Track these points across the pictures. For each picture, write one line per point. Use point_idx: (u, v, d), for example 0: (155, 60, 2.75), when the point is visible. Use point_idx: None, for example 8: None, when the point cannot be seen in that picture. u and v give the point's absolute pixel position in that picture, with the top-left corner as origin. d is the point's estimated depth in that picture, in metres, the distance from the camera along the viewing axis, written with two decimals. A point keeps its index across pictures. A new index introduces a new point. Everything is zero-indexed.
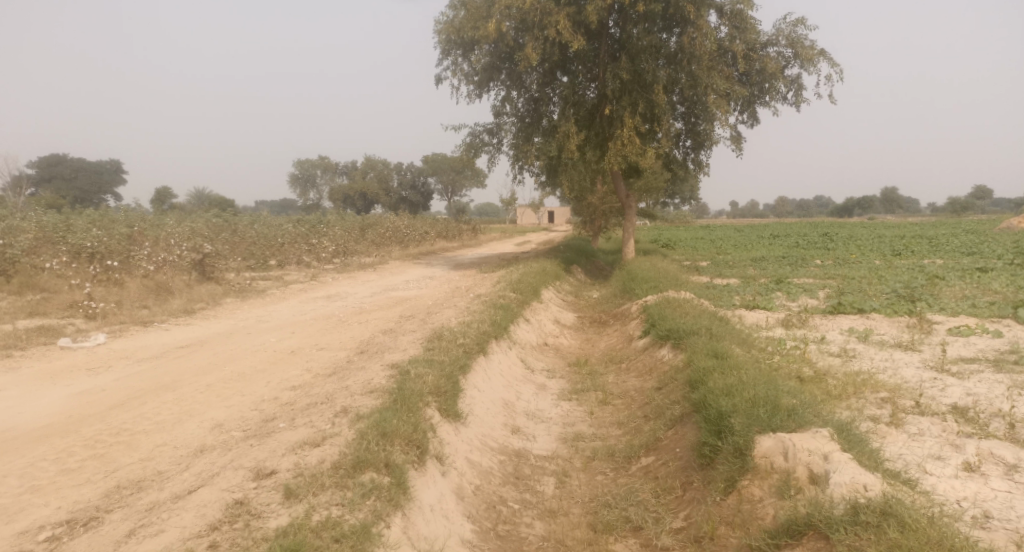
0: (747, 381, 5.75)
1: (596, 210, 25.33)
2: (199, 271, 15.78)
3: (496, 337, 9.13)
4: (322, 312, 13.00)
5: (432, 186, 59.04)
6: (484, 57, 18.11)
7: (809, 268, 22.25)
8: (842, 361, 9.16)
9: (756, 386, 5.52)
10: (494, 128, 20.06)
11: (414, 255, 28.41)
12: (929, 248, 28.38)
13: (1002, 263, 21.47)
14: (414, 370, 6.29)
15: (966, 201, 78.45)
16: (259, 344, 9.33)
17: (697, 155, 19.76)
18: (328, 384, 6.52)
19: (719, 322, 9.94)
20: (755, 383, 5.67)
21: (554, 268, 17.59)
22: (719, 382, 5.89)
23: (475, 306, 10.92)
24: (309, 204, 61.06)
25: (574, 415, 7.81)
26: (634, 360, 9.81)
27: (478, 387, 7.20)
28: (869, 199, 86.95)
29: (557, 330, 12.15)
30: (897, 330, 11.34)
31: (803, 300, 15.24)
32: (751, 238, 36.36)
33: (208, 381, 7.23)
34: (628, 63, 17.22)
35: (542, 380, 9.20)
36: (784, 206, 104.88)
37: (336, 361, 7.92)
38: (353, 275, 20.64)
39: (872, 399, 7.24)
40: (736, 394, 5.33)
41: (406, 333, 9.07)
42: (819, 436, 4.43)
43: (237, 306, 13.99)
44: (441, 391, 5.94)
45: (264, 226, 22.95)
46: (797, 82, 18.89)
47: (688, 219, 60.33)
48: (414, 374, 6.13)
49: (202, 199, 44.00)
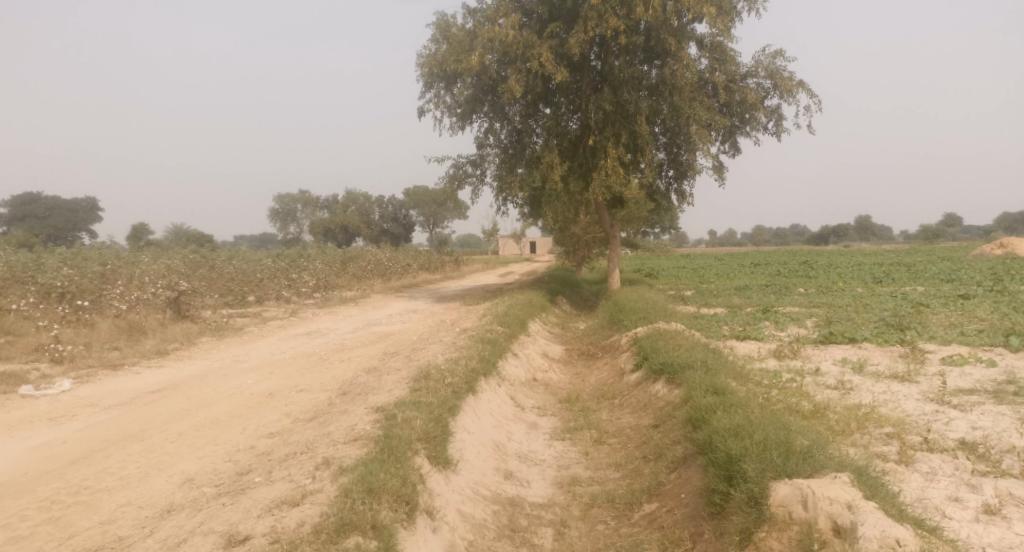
0: (755, 421, 5.46)
1: (580, 241, 25.21)
2: (174, 309, 15.31)
3: (485, 375, 8.78)
4: (301, 350, 12.59)
5: (414, 218, 58.85)
6: (467, 89, 17.99)
7: (794, 296, 22.17)
8: (840, 394, 8.90)
9: (765, 426, 5.23)
10: (477, 160, 19.91)
11: (396, 288, 28.02)
12: (910, 274, 28.52)
13: (984, 289, 21.52)
14: (401, 413, 5.93)
15: (939, 229, 79.74)
16: (234, 389, 8.95)
17: (680, 185, 19.73)
18: (308, 432, 6.14)
19: (714, 355, 9.66)
20: (763, 423, 5.38)
21: (541, 300, 17.31)
22: (724, 422, 5.60)
23: (462, 341, 10.57)
24: (289, 237, 60.52)
25: (569, 455, 7.45)
26: (628, 396, 9.48)
27: (468, 429, 6.85)
28: (846, 227, 88.13)
29: (547, 365, 11.82)
30: (891, 360, 11.13)
31: (792, 329, 15.05)
32: (732, 267, 36.43)
33: (178, 433, 6.87)
34: (611, 95, 17.20)
35: (532, 418, 8.84)
36: (763, 235, 106.03)
37: (317, 406, 7.55)
38: (334, 310, 20.21)
39: (878, 435, 6.97)
40: (745, 436, 5.04)
41: (390, 372, 8.70)
42: (838, 483, 4.13)
43: (213, 345, 13.53)
44: (431, 437, 5.58)
45: (242, 261, 22.51)
46: (777, 113, 18.99)
47: (669, 248, 60.56)
48: (401, 418, 5.78)
49: (179, 235, 43.38)
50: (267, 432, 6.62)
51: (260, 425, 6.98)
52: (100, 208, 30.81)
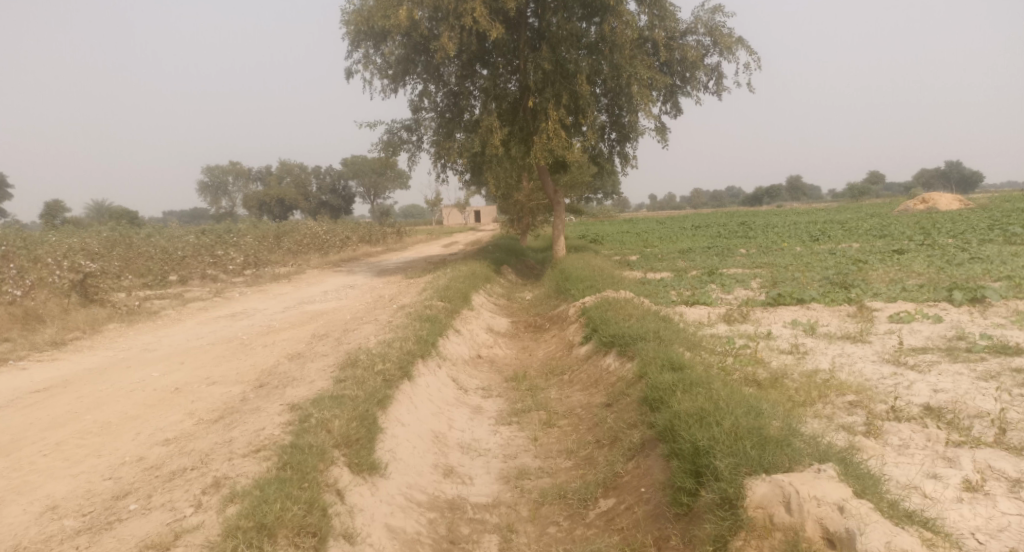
0: (724, 402, 4.88)
1: (522, 208, 24.46)
2: (81, 293, 13.92)
3: (422, 357, 8.00)
4: (222, 335, 11.57)
5: (353, 189, 56.96)
6: (397, 49, 16.83)
7: (736, 257, 22.01)
8: (796, 360, 8.47)
9: (734, 409, 4.66)
10: (412, 125, 18.83)
11: (334, 262, 26.75)
12: (845, 231, 28.93)
13: (918, 244, 21.81)
14: (318, 413, 5.12)
15: (866, 186, 82.34)
16: (138, 384, 8.00)
17: (623, 147, 19.13)
18: (211, 439, 5.29)
19: (665, 323, 9.12)
20: (734, 404, 4.81)
21: (483, 270, 16.58)
22: (688, 403, 5.02)
23: (398, 320, 9.72)
24: (222, 213, 57.88)
25: (516, 443, 6.78)
26: (577, 371, 8.87)
27: (401, 421, 6.11)
28: (779, 187, 90.15)
29: (491, 340, 11.11)
30: (841, 321, 10.85)
31: (738, 292, 14.74)
32: (674, 230, 36.38)
33: (57, 443, 5.99)
34: (550, 53, 16.35)
35: (476, 401, 8.14)
36: (700, 197, 107.70)
37: (228, 402, 6.66)
38: (263, 288, 18.96)
39: (842, 405, 6.52)
40: (711, 421, 4.45)
41: (315, 359, 7.83)
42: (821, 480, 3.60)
43: (125, 333, 12.32)
44: (352, 440, 4.81)
45: (163, 238, 20.97)
46: (717, 71, 18.51)
47: (611, 213, 60.49)
48: (319, 418, 4.98)
49: (101, 212, 40.72)
50: (163, 439, 5.75)
51: (157, 430, 6.10)
52: (11, 185, 28.54)
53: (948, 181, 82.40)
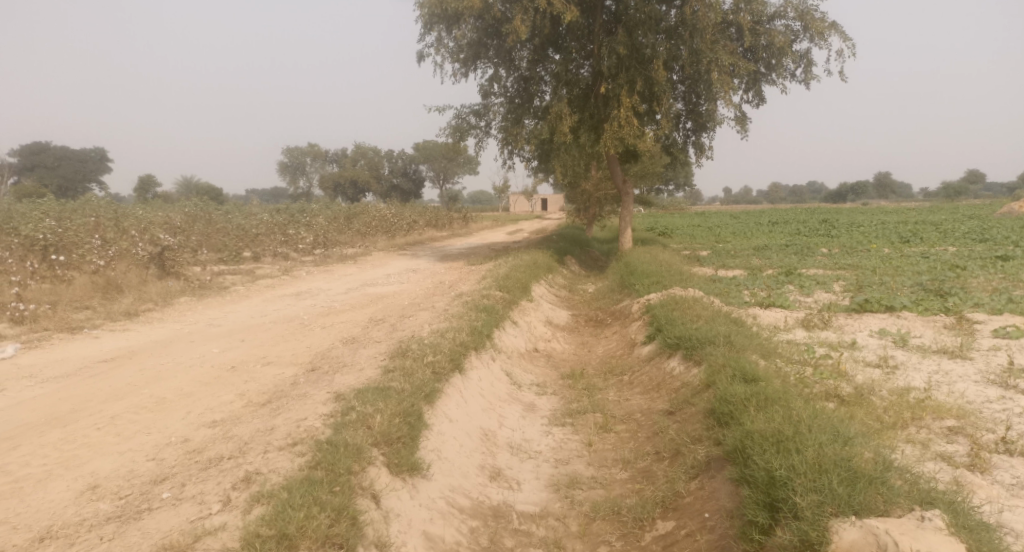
0: (803, 424, 4.38)
1: (590, 198, 23.88)
2: (157, 266, 14.27)
3: (476, 349, 7.70)
4: (285, 314, 11.57)
5: (424, 173, 57.42)
6: (469, 32, 16.51)
7: (816, 257, 20.89)
8: (884, 375, 7.76)
9: (815, 433, 4.15)
10: (481, 110, 18.54)
11: (401, 245, 26.86)
12: (937, 234, 27.14)
13: (1022, 251, 20.12)
14: (361, 406, 4.86)
15: (961, 186, 77.46)
16: (195, 360, 7.96)
17: (698, 138, 18.30)
18: (252, 424, 5.08)
19: (737, 326, 8.51)
20: (816, 426, 4.31)
21: (547, 260, 16.17)
22: (761, 423, 4.53)
23: (455, 308, 9.45)
24: (299, 193, 59.44)
25: (570, 447, 6.39)
26: (638, 372, 8.41)
27: (448, 417, 5.82)
28: (864, 184, 85.85)
29: (550, 334, 10.72)
30: (935, 333, 9.96)
31: (818, 295, 13.85)
32: (750, 226, 34.98)
33: (112, 417, 5.81)
34: (626, 37, 15.71)
35: (530, 398, 7.78)
36: (778, 192, 103.85)
37: (277, 386, 6.49)
38: (330, 269, 19.10)
39: (938, 433, 5.85)
40: (789, 446, 3.97)
41: (368, 346, 7.63)
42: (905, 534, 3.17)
43: (194, 306, 12.52)
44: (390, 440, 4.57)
45: (238, 215, 21.47)
46: (806, 58, 17.42)
47: (683, 205, 58.99)
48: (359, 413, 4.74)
49: (188, 188, 42.46)
50: (210, 420, 5.49)
51: (207, 410, 5.86)
52: (109, 160, 30.13)
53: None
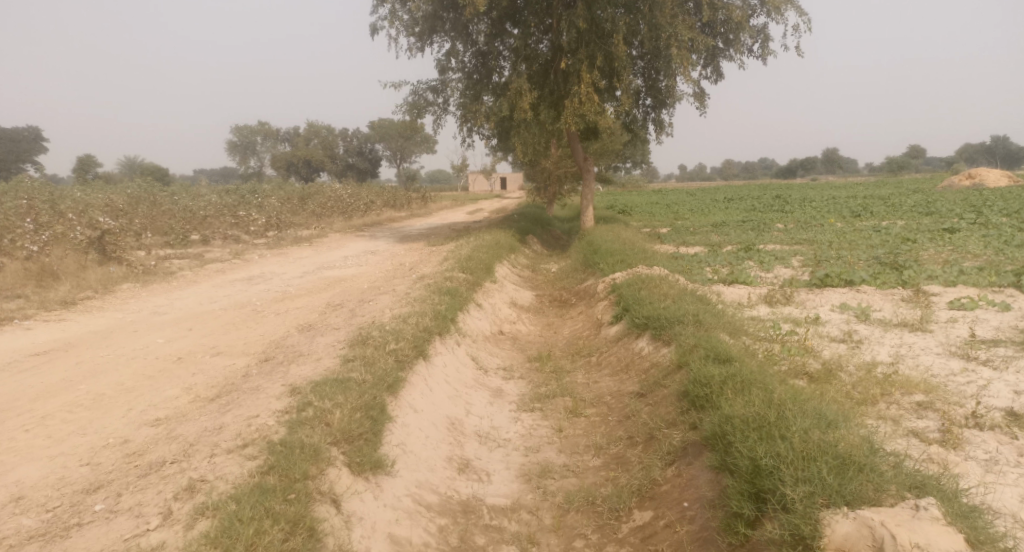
0: (784, 408, 4.26)
1: (550, 176, 23.62)
2: (98, 251, 13.51)
3: (439, 334, 7.42)
4: (236, 300, 11.05)
5: (380, 152, 56.30)
6: (424, 4, 15.96)
7: (773, 232, 21.07)
8: (850, 350, 7.75)
9: (798, 418, 4.06)
10: (438, 86, 18.05)
11: (358, 226, 26.23)
12: (887, 207, 27.74)
13: (969, 223, 20.64)
14: (318, 401, 4.53)
15: (905, 161, 79.64)
16: (139, 352, 7.49)
17: (658, 114, 18.17)
18: (199, 423, 4.72)
19: (704, 305, 8.39)
20: (798, 410, 4.19)
21: (509, 239, 15.88)
22: (742, 408, 4.38)
23: (416, 291, 9.12)
24: (250, 173, 57.75)
25: (539, 434, 6.18)
26: (606, 353, 8.24)
27: (412, 407, 5.55)
28: (814, 160, 87.63)
29: (515, 315, 10.48)
30: (894, 306, 10.04)
31: (779, 270, 13.90)
32: (706, 202, 35.27)
33: (43, 417, 5.36)
34: (585, 11, 15.38)
35: (496, 383, 7.54)
36: (732, 169, 105.36)
37: (227, 379, 6.10)
38: (283, 252, 18.46)
39: (909, 408, 5.81)
40: (774, 435, 3.89)
41: (325, 334, 7.28)
42: (901, 529, 3.10)
43: (138, 293, 11.89)
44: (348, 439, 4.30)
45: (185, 196, 20.58)
46: (763, 33, 17.38)
47: (640, 183, 59.22)
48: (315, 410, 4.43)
49: (133, 169, 40.79)
50: (153, 419, 5.09)
51: (150, 407, 5.45)
52: (47, 140, 28.66)
53: (993, 157, 79.32)
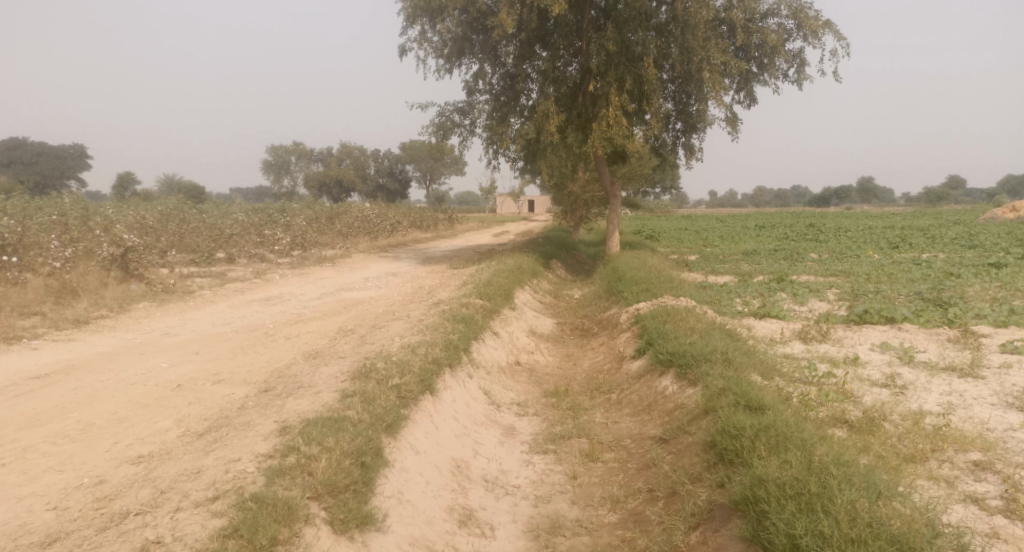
0: (825, 473, 3.83)
1: (577, 200, 23.22)
2: (120, 268, 13.40)
3: (450, 366, 7.00)
4: (250, 321, 10.77)
5: (410, 173, 56.56)
6: (453, 26, 15.79)
7: (806, 262, 20.36)
8: (893, 396, 7.17)
9: (840, 486, 3.66)
10: (465, 108, 17.84)
11: (383, 246, 26.06)
12: (926, 239, 26.79)
13: (1015, 258, 19.73)
14: (306, 446, 4.16)
15: (943, 191, 77.73)
16: (140, 377, 7.17)
17: (688, 139, 17.72)
18: (180, 463, 4.34)
19: (734, 341, 7.87)
20: (843, 474, 3.77)
21: (532, 264, 15.48)
22: (776, 469, 3.96)
23: (431, 318, 8.73)
24: (284, 192, 58.43)
25: (552, 480, 5.71)
26: (627, 390, 7.75)
27: (413, 449, 5.14)
28: (848, 189, 86.06)
29: (534, 345, 10.02)
30: (940, 347, 9.40)
31: (813, 303, 13.28)
32: (736, 229, 34.52)
33: (24, 449, 5.04)
34: (615, 33, 15.04)
35: (509, 420, 7.10)
36: (763, 196, 104.00)
37: (222, 410, 5.74)
38: (306, 271, 18.29)
39: (964, 468, 5.24)
40: (814, 511, 3.52)
41: (330, 363, 6.89)
42: None
43: (153, 313, 11.67)
44: (334, 491, 3.90)
45: (213, 214, 20.58)
46: (800, 58, 16.89)
47: (670, 208, 58.53)
48: (302, 458, 4.04)
49: (170, 187, 41.43)
50: (135, 455, 4.73)
51: (136, 440, 5.09)
52: (88, 156, 29.17)
53: None
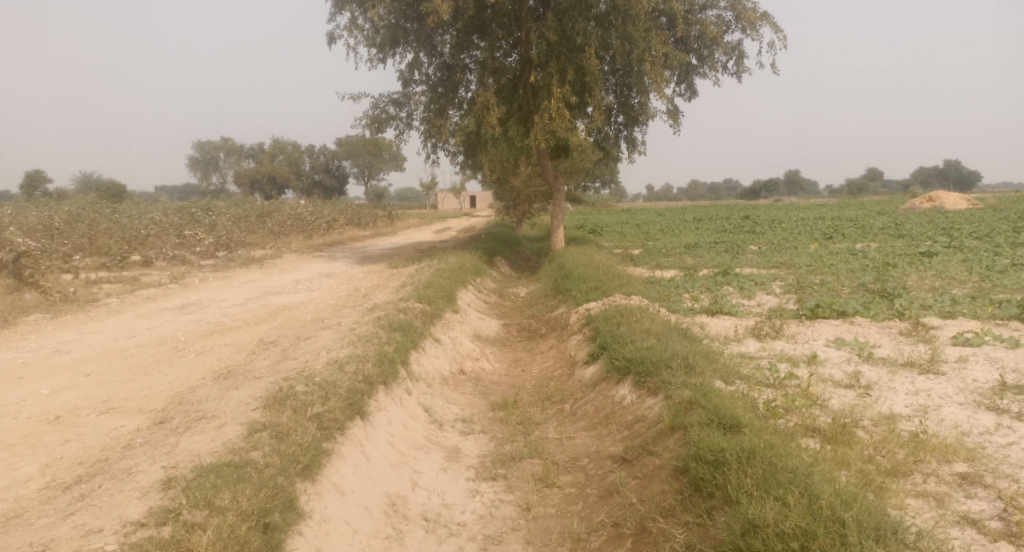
0: (831, 527, 3.37)
1: (519, 194, 22.52)
2: (14, 275, 11.96)
3: (383, 384, 6.17)
4: (159, 334, 9.65)
5: (347, 169, 54.81)
6: (384, 12, 14.79)
7: (747, 255, 20.23)
8: (861, 398, 6.72)
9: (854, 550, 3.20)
10: (401, 99, 16.91)
11: (317, 245, 24.75)
12: (858, 229, 27.26)
13: (944, 246, 20.09)
14: (190, 516, 3.39)
15: (866, 183, 80.70)
16: (12, 408, 6.07)
17: (630, 132, 17.26)
18: (27, 534, 3.45)
19: (692, 344, 7.29)
20: (859, 531, 3.33)
21: (475, 262, 14.71)
22: (775, 519, 3.50)
23: (363, 327, 7.87)
24: (212, 190, 55.81)
25: (501, 513, 5.01)
26: (581, 400, 7.08)
27: (336, 492, 4.33)
28: (777, 182, 88.51)
29: (478, 351, 9.25)
30: (894, 341, 9.11)
31: (761, 297, 12.95)
32: (676, 222, 34.53)
33: None
34: (556, 23, 14.32)
35: (452, 440, 6.34)
36: (697, 190, 106.14)
37: (103, 451, 4.79)
38: (230, 274, 16.98)
39: (952, 482, 4.77)
40: None
41: (242, 386, 5.96)
42: None
43: (46, 326, 10.37)
44: None
45: (128, 214, 18.96)
46: (738, 50, 16.63)
47: (609, 202, 58.52)
48: (182, 532, 3.28)
49: (88, 185, 38.75)
50: None
51: None
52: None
53: (948, 180, 80.76)
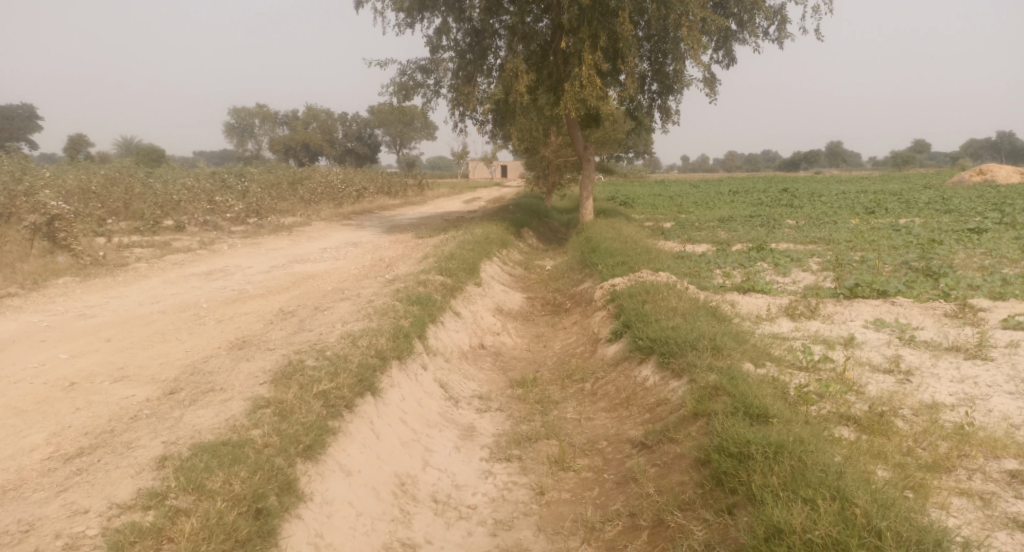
0: (866, 538, 3.11)
1: (549, 164, 22.08)
2: (48, 239, 12.01)
3: (397, 359, 5.99)
4: (183, 300, 9.61)
5: (379, 137, 54.68)
6: None
7: (783, 229, 19.58)
8: (900, 385, 6.34)
9: None
10: (429, 65, 16.54)
11: (347, 213, 24.68)
12: (901, 203, 26.24)
13: (994, 222, 19.17)
14: (179, 502, 3.35)
15: (911, 155, 77.96)
16: (29, 373, 6.04)
17: (664, 101, 16.70)
18: (14, 513, 3.37)
19: (721, 324, 6.96)
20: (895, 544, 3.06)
21: (502, 233, 14.43)
22: (803, 525, 3.24)
23: (381, 299, 7.69)
24: (248, 156, 56.24)
25: (514, 496, 4.82)
26: (602, 379, 6.83)
27: (340, 473, 4.19)
28: (817, 154, 86.08)
29: (500, 325, 9.03)
30: (938, 324, 8.64)
31: (797, 275, 12.46)
32: (711, 195, 33.71)
33: None
34: None
35: (467, 418, 6.15)
36: (734, 162, 103.87)
37: (109, 422, 4.70)
38: (258, 241, 16.97)
39: (999, 481, 4.42)
40: None
41: (254, 357, 5.83)
42: None
43: (75, 290, 10.42)
44: None
45: (161, 179, 19.07)
46: (780, 14, 15.87)
47: (643, 173, 57.47)
48: (168, 517, 3.25)
49: (129, 150, 39.32)
50: None
51: None
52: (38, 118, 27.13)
53: (998, 153, 77.54)
